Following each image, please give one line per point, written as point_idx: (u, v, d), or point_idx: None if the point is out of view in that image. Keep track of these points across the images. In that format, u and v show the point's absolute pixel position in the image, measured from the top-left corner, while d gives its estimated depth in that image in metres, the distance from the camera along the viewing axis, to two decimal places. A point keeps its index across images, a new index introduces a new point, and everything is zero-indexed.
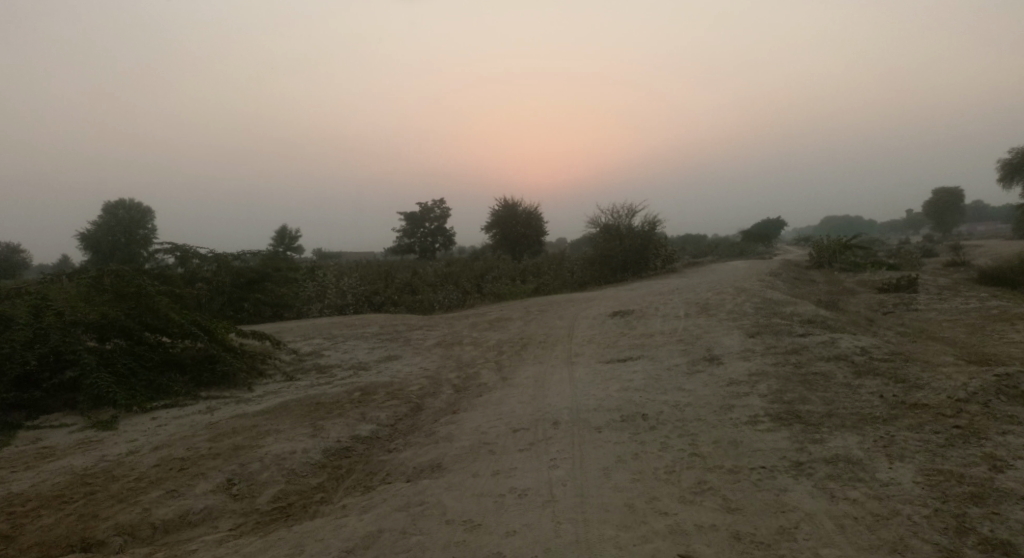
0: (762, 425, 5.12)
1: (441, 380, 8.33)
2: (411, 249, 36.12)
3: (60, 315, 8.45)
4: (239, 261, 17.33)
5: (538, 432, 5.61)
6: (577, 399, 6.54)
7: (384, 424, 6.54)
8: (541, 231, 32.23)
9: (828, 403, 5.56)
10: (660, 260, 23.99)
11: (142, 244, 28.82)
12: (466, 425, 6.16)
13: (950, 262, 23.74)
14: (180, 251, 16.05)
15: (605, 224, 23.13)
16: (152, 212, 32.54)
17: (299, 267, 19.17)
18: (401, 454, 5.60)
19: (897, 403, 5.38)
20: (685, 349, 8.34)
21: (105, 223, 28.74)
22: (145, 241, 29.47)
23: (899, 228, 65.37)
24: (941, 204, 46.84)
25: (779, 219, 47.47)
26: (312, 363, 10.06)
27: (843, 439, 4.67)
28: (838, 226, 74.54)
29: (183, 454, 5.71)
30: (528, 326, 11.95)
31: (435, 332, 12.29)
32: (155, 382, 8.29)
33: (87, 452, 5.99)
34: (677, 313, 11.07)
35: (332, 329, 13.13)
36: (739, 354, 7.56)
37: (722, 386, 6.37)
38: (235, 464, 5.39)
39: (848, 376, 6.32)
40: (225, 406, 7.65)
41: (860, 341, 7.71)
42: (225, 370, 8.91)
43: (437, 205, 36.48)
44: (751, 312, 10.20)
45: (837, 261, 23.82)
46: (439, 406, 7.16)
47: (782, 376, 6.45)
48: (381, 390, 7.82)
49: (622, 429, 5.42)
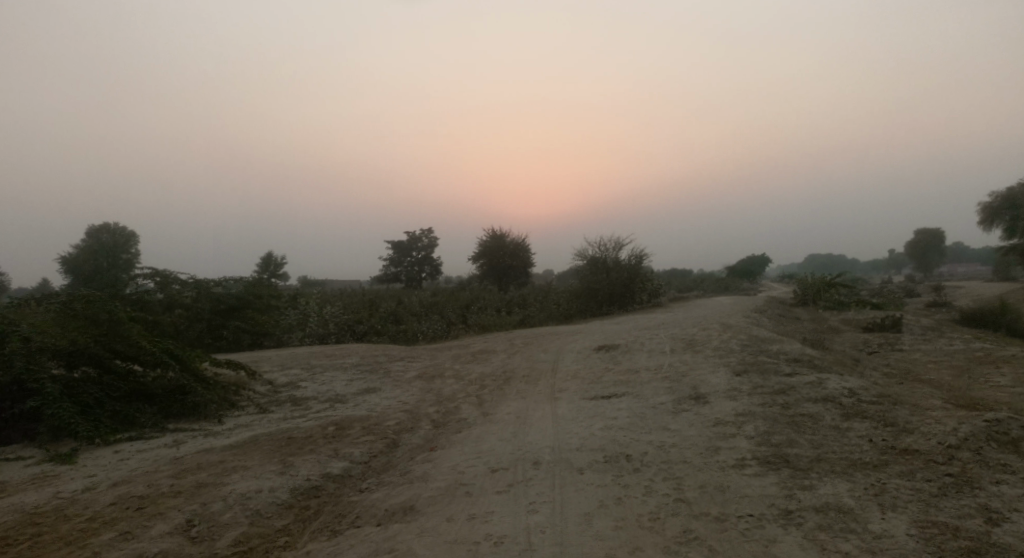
0: (749, 469, 4.94)
1: (420, 415, 8.07)
2: (397, 278, 35.89)
3: (26, 341, 8.14)
4: (220, 287, 17.03)
5: (517, 473, 5.38)
6: (559, 438, 6.32)
7: (357, 462, 6.26)
8: (528, 263, 32.17)
9: (818, 447, 5.39)
10: (646, 294, 23.96)
11: (126, 267, 28.59)
12: (443, 464, 5.91)
13: (932, 303, 23.91)
14: (160, 276, 15.76)
15: (592, 257, 23.12)
16: (136, 236, 32.18)
17: (282, 294, 18.87)
18: (374, 495, 5.34)
19: (887, 448, 5.23)
20: (670, 386, 8.17)
21: (88, 247, 28.38)
22: (128, 265, 29.22)
23: (881, 267, 66.21)
24: (922, 244, 47.55)
25: (764, 256, 47.85)
26: (288, 395, 9.76)
27: (833, 486, 4.50)
28: (822, 263, 75.39)
29: (142, 491, 5.41)
30: (512, 359, 11.73)
31: (416, 364, 12.03)
32: (121, 413, 7.97)
33: (41, 488, 5.66)
34: (663, 349, 10.93)
35: (311, 359, 12.82)
36: (725, 393, 7.40)
37: (708, 427, 6.20)
38: (196, 503, 5.10)
39: (836, 418, 6.17)
40: (193, 439, 7.35)
41: (847, 382, 7.58)
42: (196, 401, 8.62)
43: (425, 234, 36.37)
44: (737, 349, 10.06)
45: (822, 299, 23.90)
46: (417, 443, 6.90)
47: (770, 417, 6.29)
48: (357, 424, 7.55)
49: (604, 470, 5.22)
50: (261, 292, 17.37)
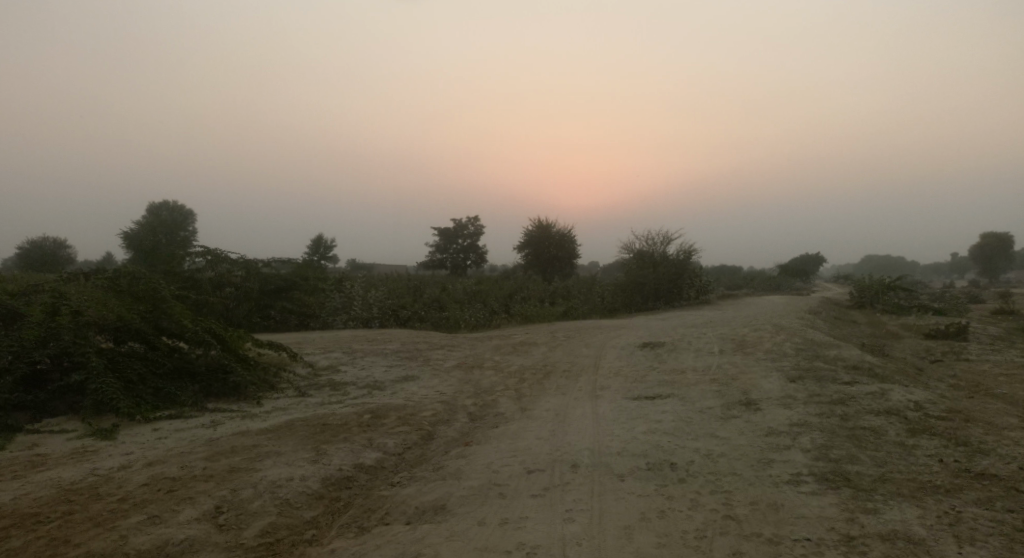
0: (805, 487, 4.55)
1: (456, 406, 7.90)
2: (442, 265, 35.99)
3: (76, 314, 8.34)
4: (268, 268, 17.31)
5: (554, 476, 5.13)
6: (599, 440, 6.04)
7: (390, 454, 6.13)
8: (573, 254, 31.76)
9: (882, 465, 4.95)
10: (694, 290, 23.30)
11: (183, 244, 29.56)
12: (477, 461, 5.71)
13: (1000, 309, 22.53)
14: (212, 254, 16.12)
15: (639, 250, 22.59)
16: (194, 215, 33.20)
17: (329, 276, 19.06)
18: (405, 490, 5.18)
19: (962, 471, 4.75)
20: (719, 390, 7.76)
21: (149, 224, 29.50)
22: (186, 243, 30.22)
23: (943, 270, 63.11)
24: (988, 249, 45.04)
25: (817, 255, 46.09)
26: (328, 379, 9.74)
27: (901, 511, 4.07)
28: (879, 265, 72.40)
29: (174, 474, 5.47)
30: (554, 353, 11.46)
31: (456, 353, 11.87)
32: (163, 390, 8.08)
33: (80, 463, 5.79)
34: (711, 349, 10.48)
35: (352, 343, 12.84)
36: (779, 400, 6.96)
37: (760, 436, 5.81)
38: (225, 489, 5.09)
39: (902, 434, 5.69)
40: (230, 421, 7.40)
41: (913, 394, 7.03)
42: (236, 382, 8.68)
43: (471, 222, 36.32)
44: (791, 354, 9.55)
45: (880, 302, 22.81)
46: (452, 436, 6.73)
47: (827, 429, 5.86)
48: (393, 414, 7.43)
49: (647, 479, 4.92)
50: (308, 275, 17.60)
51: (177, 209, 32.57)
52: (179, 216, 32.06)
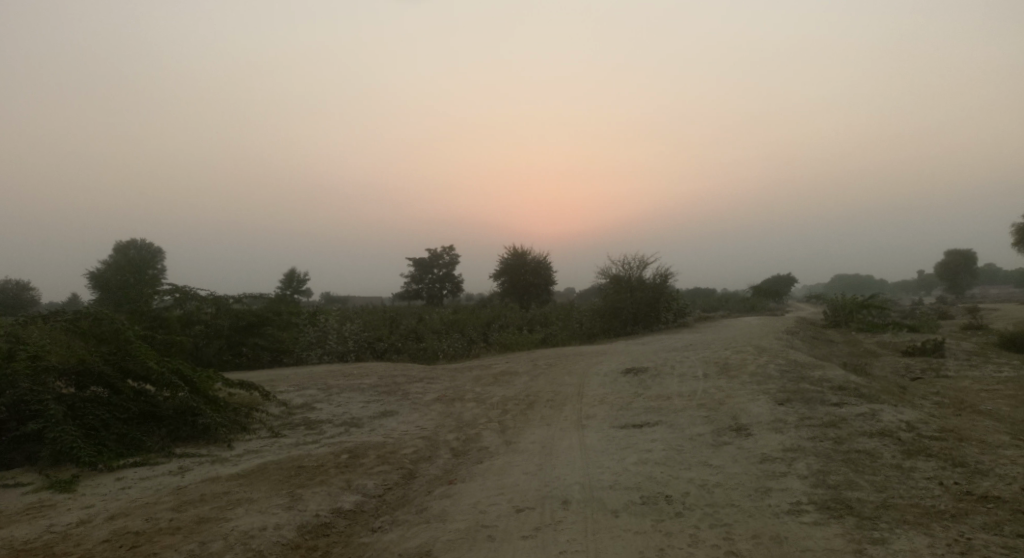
0: (807, 517, 4.37)
1: (438, 442, 7.59)
2: (418, 296, 35.63)
3: (34, 359, 7.92)
4: (240, 303, 16.86)
5: (545, 514, 4.88)
6: (589, 473, 5.80)
7: (370, 496, 5.82)
8: (550, 281, 31.70)
9: (882, 490, 4.80)
10: (671, 313, 23.32)
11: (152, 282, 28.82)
12: (463, 501, 5.43)
13: (969, 324, 22.94)
14: (180, 292, 15.65)
15: (615, 275, 22.58)
16: (163, 253, 32.51)
17: (302, 310, 18.62)
18: (387, 535, 4.89)
19: (963, 494, 4.62)
20: (708, 416, 7.59)
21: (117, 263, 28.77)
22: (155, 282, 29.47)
23: (910, 288, 64.54)
24: (952, 266, 46.18)
25: (789, 276, 46.73)
26: (303, 417, 9.36)
27: (910, 540, 3.91)
28: (849, 284, 73.79)
29: (138, 528, 5.10)
30: (536, 382, 11.21)
31: (436, 385, 11.56)
32: (127, 436, 7.67)
33: (34, 520, 5.37)
34: (695, 373, 10.34)
35: (328, 378, 12.45)
36: (769, 425, 6.81)
37: (754, 464, 5.63)
38: (193, 542, 4.74)
39: (897, 456, 5.56)
40: (199, 467, 7.01)
41: (903, 414, 6.94)
42: (206, 424, 8.29)
43: (447, 251, 36.15)
44: (776, 376, 9.45)
45: (854, 321, 23.05)
46: (435, 474, 6.44)
47: (822, 454, 5.71)
48: (372, 452, 7.10)
49: (642, 514, 4.69)
50: (281, 310, 17.17)
51: (146, 247, 31.87)
52: (148, 254, 31.32)
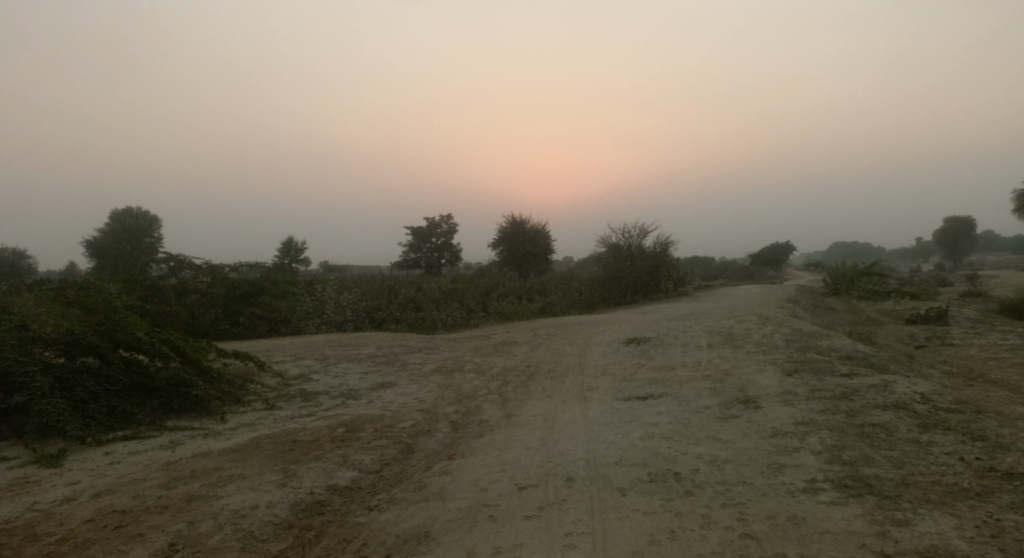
0: (825, 496, 4.17)
1: (437, 415, 7.39)
2: (417, 265, 35.34)
3: (20, 329, 7.66)
4: (235, 272, 16.60)
5: (548, 492, 4.68)
6: (594, 449, 5.60)
7: (367, 472, 5.64)
8: (548, 249, 31.39)
9: (901, 466, 4.58)
10: (671, 281, 23.10)
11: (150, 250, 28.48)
12: (463, 477, 5.24)
13: (970, 292, 22.78)
14: (174, 261, 15.47)
15: (615, 244, 22.28)
16: (159, 221, 32.15)
17: (299, 278, 18.34)
18: (384, 514, 4.71)
19: (987, 469, 4.40)
20: (714, 387, 7.38)
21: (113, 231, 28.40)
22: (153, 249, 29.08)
23: (909, 255, 64.33)
24: (950, 233, 45.92)
25: (787, 244, 46.46)
26: (299, 389, 9.17)
27: (935, 523, 3.69)
28: (847, 251, 73.56)
29: (125, 506, 4.91)
30: (536, 353, 11.01)
31: (435, 356, 11.35)
32: (118, 409, 7.48)
33: (17, 497, 5.16)
34: (698, 343, 10.12)
35: (325, 348, 12.25)
36: (779, 397, 6.60)
37: (765, 438, 5.42)
38: (182, 522, 4.55)
39: (913, 429, 5.34)
40: (191, 441, 6.83)
41: (916, 385, 6.71)
42: (198, 397, 8.11)
43: (445, 220, 35.78)
44: (782, 345, 9.22)
45: (854, 289, 22.86)
46: (434, 449, 6.25)
47: (835, 428, 5.50)
48: (369, 426, 6.90)
49: (649, 493, 4.50)
50: (277, 279, 16.90)
51: (141, 216, 31.42)
52: (144, 222, 30.94)
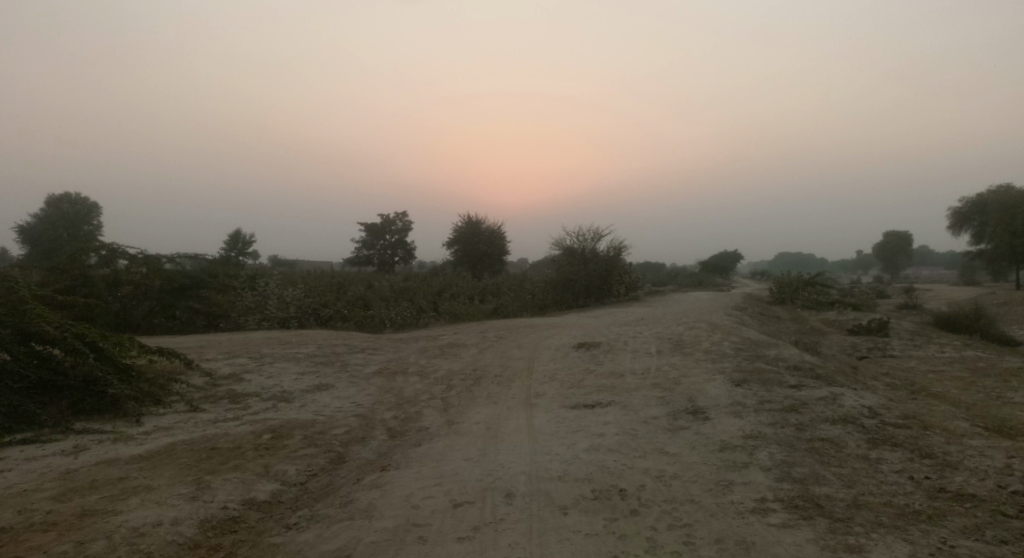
0: (775, 517, 3.95)
1: (374, 421, 6.95)
2: (369, 261, 34.55)
3: None
4: (173, 264, 15.71)
5: (485, 511, 4.34)
6: (536, 461, 5.28)
7: (290, 486, 5.17)
8: (503, 250, 31.10)
9: (851, 485, 4.40)
10: (623, 286, 23.14)
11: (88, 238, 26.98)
12: (396, 491, 4.85)
13: (907, 304, 23.54)
14: (107, 250, 14.26)
15: (569, 247, 22.16)
16: (99, 208, 30.48)
17: (242, 271, 17.50)
18: (303, 534, 4.28)
19: (936, 490, 4.26)
20: (663, 396, 7.18)
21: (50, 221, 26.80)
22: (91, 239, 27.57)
23: (850, 267, 66.75)
24: (889, 247, 47.71)
25: (737, 253, 47.46)
26: (227, 390, 8.56)
27: (889, 549, 3.50)
28: (792, 261, 75.84)
29: (5, 523, 4.33)
30: (484, 356, 10.66)
31: (378, 357, 10.87)
32: (18, 409, 6.79)
33: None
34: (648, 350, 9.95)
35: (262, 346, 11.61)
36: (728, 408, 6.43)
37: (713, 452, 5.21)
38: (70, 543, 4.03)
39: (862, 445, 5.20)
40: (98, 446, 6.21)
41: (864, 399, 6.64)
42: (113, 397, 7.47)
43: (399, 218, 35.09)
44: (731, 354, 9.12)
45: (800, 298, 23.34)
46: (366, 459, 5.82)
47: (784, 442, 5.33)
48: (299, 432, 6.42)
49: (592, 512, 4.21)
50: (218, 272, 16.05)
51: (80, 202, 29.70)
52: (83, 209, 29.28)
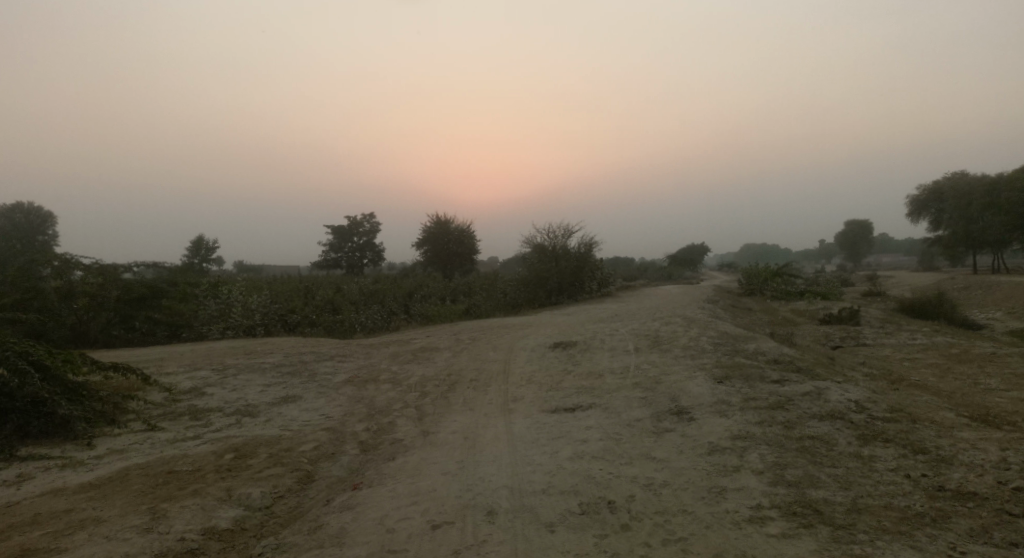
0: (774, 527, 3.74)
1: (344, 435, 6.58)
2: (337, 265, 33.83)
3: None
4: (132, 274, 15.03)
5: (466, 532, 4.05)
6: (519, 473, 5.00)
7: (254, 511, 4.79)
8: (473, 250, 30.74)
9: (848, 487, 4.22)
10: (596, 282, 23.03)
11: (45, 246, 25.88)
12: (370, 512, 4.52)
13: (873, 291, 23.92)
14: (59, 261, 13.50)
15: (541, 244, 21.93)
16: (55, 217, 29.30)
17: (204, 279, 16.85)
18: None
19: (936, 488, 4.10)
20: (645, 397, 6.95)
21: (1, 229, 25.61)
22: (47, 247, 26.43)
23: (814, 256, 68.07)
24: (851, 235, 48.68)
25: (704, 245, 47.92)
26: (188, 406, 8.09)
27: None
28: (758, 252, 77.05)
29: None
30: (458, 359, 10.33)
31: (347, 365, 10.45)
32: None
33: None
34: (626, 348, 9.75)
35: (225, 357, 11.09)
36: (712, 407, 6.24)
37: (701, 456, 4.99)
38: None
39: (853, 443, 5.05)
40: (44, 474, 5.74)
41: (849, 393, 6.50)
42: (62, 418, 6.95)
43: (367, 219, 34.49)
44: (710, 349, 8.95)
45: (769, 289, 23.51)
46: (338, 477, 5.47)
47: (774, 442, 5.14)
48: (265, 450, 6.03)
49: (581, 529, 3.95)
50: (178, 281, 15.41)
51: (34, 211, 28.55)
52: (37, 218, 28.07)
